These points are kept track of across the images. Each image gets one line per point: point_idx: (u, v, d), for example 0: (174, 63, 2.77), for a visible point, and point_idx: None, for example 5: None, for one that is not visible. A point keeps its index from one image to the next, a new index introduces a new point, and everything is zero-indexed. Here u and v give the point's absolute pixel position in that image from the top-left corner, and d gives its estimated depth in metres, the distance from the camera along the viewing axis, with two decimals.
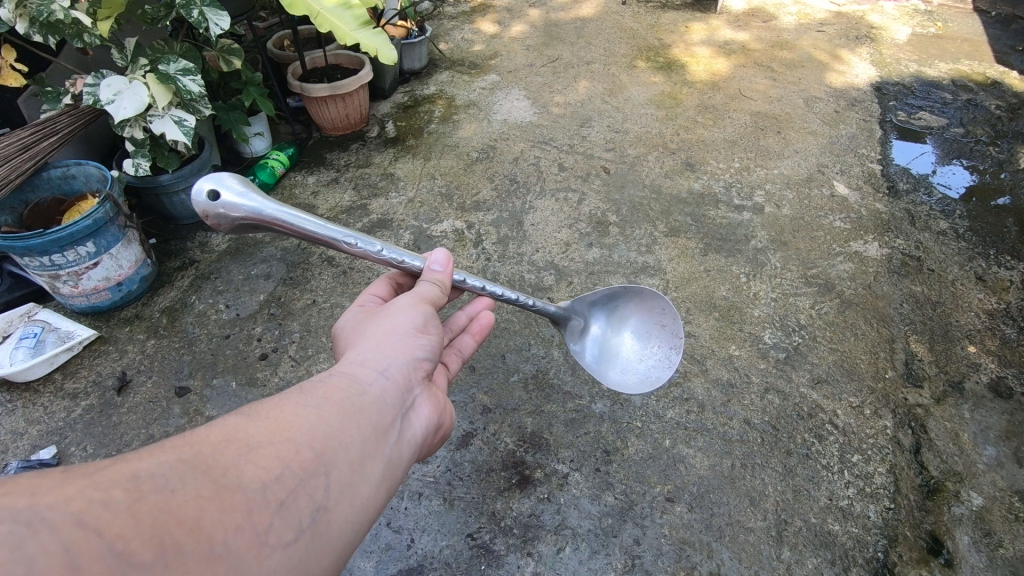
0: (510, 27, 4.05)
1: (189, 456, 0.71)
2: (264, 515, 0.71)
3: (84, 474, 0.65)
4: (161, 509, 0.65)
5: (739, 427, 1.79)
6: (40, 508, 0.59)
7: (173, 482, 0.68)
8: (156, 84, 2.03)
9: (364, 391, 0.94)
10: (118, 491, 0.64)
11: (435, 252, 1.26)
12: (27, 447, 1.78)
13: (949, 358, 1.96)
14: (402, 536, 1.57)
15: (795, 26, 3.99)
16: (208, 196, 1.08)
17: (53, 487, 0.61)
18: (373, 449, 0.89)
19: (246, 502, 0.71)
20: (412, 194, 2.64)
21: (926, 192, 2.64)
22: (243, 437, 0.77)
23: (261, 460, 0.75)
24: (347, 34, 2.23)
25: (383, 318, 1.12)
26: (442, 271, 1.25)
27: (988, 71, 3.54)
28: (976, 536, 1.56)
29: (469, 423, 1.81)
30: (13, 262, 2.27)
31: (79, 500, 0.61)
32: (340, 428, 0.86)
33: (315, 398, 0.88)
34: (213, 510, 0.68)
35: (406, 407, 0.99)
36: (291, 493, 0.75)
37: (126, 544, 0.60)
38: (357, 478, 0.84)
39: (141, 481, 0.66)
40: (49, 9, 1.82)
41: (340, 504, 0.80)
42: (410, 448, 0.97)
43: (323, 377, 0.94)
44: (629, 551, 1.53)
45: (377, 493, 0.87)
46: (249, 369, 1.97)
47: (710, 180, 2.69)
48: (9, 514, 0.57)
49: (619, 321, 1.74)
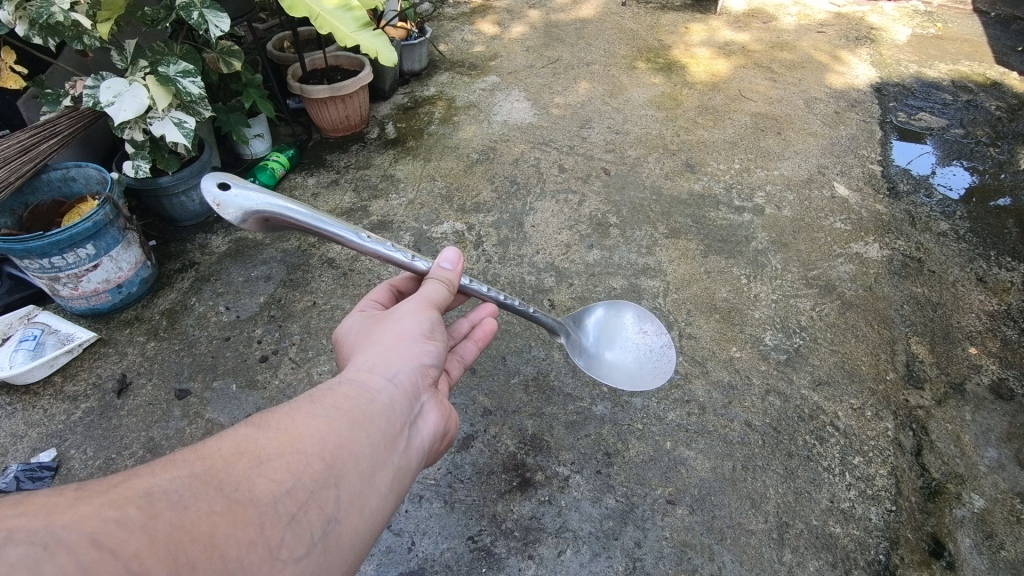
0: (511, 28, 4.05)
1: (201, 470, 0.71)
2: (276, 530, 0.72)
3: (98, 492, 0.65)
4: (175, 527, 0.65)
5: (740, 429, 1.79)
6: (56, 528, 0.59)
7: (186, 498, 0.68)
8: (156, 86, 2.03)
9: (373, 399, 0.94)
10: (132, 509, 0.64)
11: (446, 250, 1.27)
12: (27, 450, 1.78)
13: (950, 360, 1.96)
14: (403, 539, 1.57)
15: (795, 27, 4.00)
16: (217, 186, 1.06)
17: (69, 505, 0.62)
18: (383, 458, 0.89)
19: (258, 517, 0.71)
20: (412, 196, 2.64)
21: (927, 193, 2.63)
22: (255, 448, 0.77)
23: (273, 473, 0.75)
24: (347, 36, 2.23)
25: (390, 323, 1.12)
26: (452, 269, 1.26)
27: (988, 72, 3.54)
28: (977, 538, 1.55)
29: (470, 426, 1.81)
30: (13, 264, 2.26)
31: (95, 519, 0.61)
32: (350, 437, 0.86)
33: (324, 407, 0.88)
34: (225, 526, 0.68)
35: (415, 415, 0.99)
36: (303, 506, 0.75)
37: (142, 563, 0.60)
38: (367, 488, 0.84)
39: (155, 499, 0.66)
40: (49, 12, 1.81)
41: (351, 515, 0.81)
42: (418, 455, 0.97)
43: (331, 385, 0.94)
44: (630, 553, 1.53)
45: (387, 503, 0.87)
46: (249, 371, 1.97)
47: (711, 182, 2.68)
48: (26, 536, 0.57)
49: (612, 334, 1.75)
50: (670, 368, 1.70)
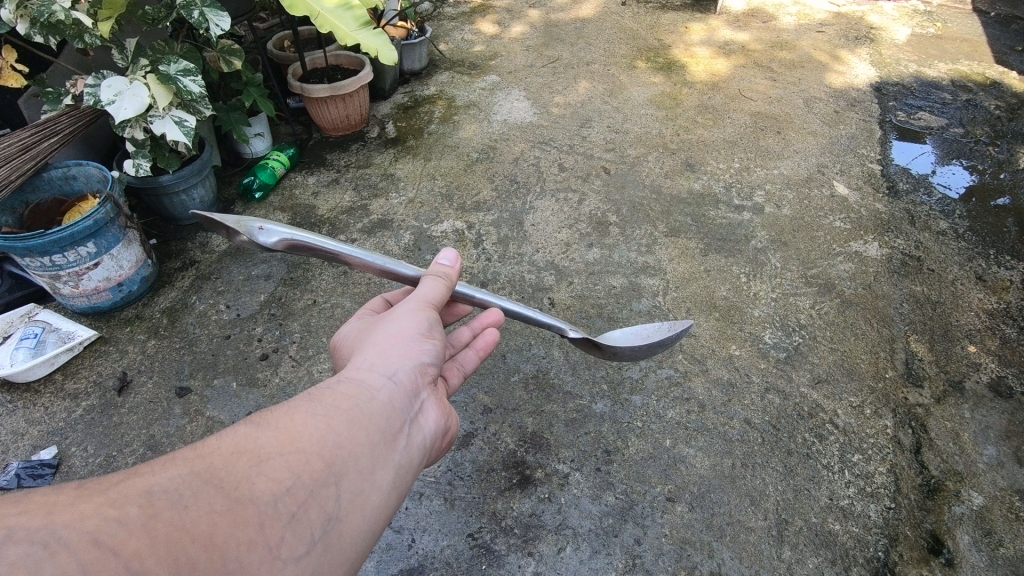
0: (510, 27, 4.05)
1: (200, 469, 0.72)
2: (276, 529, 0.72)
3: (99, 491, 0.66)
4: (175, 526, 0.65)
5: (739, 427, 1.79)
6: (56, 527, 0.59)
7: (186, 497, 0.68)
8: (156, 85, 2.03)
9: (372, 397, 0.94)
10: (132, 507, 0.64)
11: (442, 250, 1.29)
12: (27, 447, 1.78)
13: (949, 358, 1.97)
14: (403, 536, 1.57)
15: (795, 26, 4.00)
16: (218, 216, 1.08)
17: (69, 505, 0.62)
18: (383, 456, 0.89)
19: (258, 516, 0.71)
20: (412, 195, 2.64)
21: (926, 192, 2.64)
22: (254, 447, 0.77)
23: (272, 472, 0.76)
24: (348, 35, 2.24)
25: (389, 323, 1.12)
26: (450, 267, 1.27)
27: (987, 71, 3.54)
28: (976, 536, 1.56)
29: (470, 424, 1.81)
30: (13, 263, 2.27)
31: (96, 518, 0.62)
32: (349, 436, 0.86)
33: (323, 406, 0.88)
34: (225, 525, 0.68)
35: (415, 413, 0.99)
36: (302, 505, 0.75)
37: (141, 562, 0.60)
38: (367, 486, 0.84)
39: (155, 497, 0.67)
40: (50, 10, 1.81)
41: (351, 513, 0.80)
42: (419, 453, 0.97)
43: (330, 384, 0.95)
44: (630, 550, 1.53)
45: (388, 501, 0.87)
46: (250, 369, 1.97)
47: (710, 180, 2.69)
48: (26, 534, 0.57)
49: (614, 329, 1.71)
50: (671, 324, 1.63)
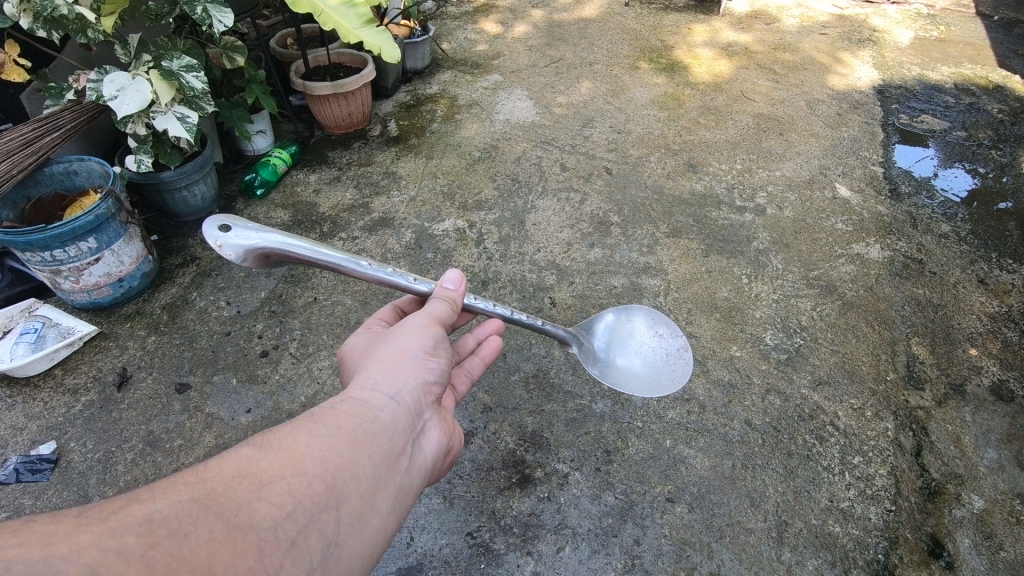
0: (513, 27, 4.05)
1: (201, 495, 0.72)
2: (276, 556, 0.71)
3: (98, 519, 0.65)
4: (174, 556, 0.65)
5: (740, 428, 1.79)
6: (54, 559, 0.59)
7: (186, 525, 0.68)
8: (158, 80, 2.02)
9: (375, 417, 0.94)
10: (132, 537, 0.64)
11: (448, 271, 1.26)
12: (26, 442, 1.78)
13: (951, 361, 1.96)
14: (402, 534, 1.57)
15: (798, 29, 4.00)
16: (218, 228, 1.07)
17: (68, 535, 0.62)
18: (384, 479, 0.88)
19: (257, 544, 0.71)
20: (414, 193, 2.64)
21: (928, 195, 2.63)
22: (255, 471, 0.77)
23: (274, 496, 0.75)
24: (351, 32, 2.23)
25: (394, 339, 1.11)
26: (455, 289, 1.25)
27: (991, 75, 3.53)
28: (977, 539, 1.55)
29: (470, 422, 1.81)
30: (14, 257, 2.27)
31: (94, 549, 0.61)
32: (351, 458, 0.85)
33: (326, 427, 0.88)
34: (225, 553, 0.68)
35: (417, 434, 0.99)
36: (302, 530, 0.75)
37: None
38: (368, 511, 0.84)
39: (155, 525, 0.67)
40: (53, 5, 1.82)
41: (351, 538, 0.80)
42: (420, 474, 0.97)
43: (333, 404, 0.94)
44: (630, 550, 1.53)
45: (388, 525, 0.86)
46: (250, 366, 1.97)
47: (712, 181, 2.68)
48: (27, 566, 0.57)
49: (621, 343, 1.75)
50: (686, 372, 1.72)
